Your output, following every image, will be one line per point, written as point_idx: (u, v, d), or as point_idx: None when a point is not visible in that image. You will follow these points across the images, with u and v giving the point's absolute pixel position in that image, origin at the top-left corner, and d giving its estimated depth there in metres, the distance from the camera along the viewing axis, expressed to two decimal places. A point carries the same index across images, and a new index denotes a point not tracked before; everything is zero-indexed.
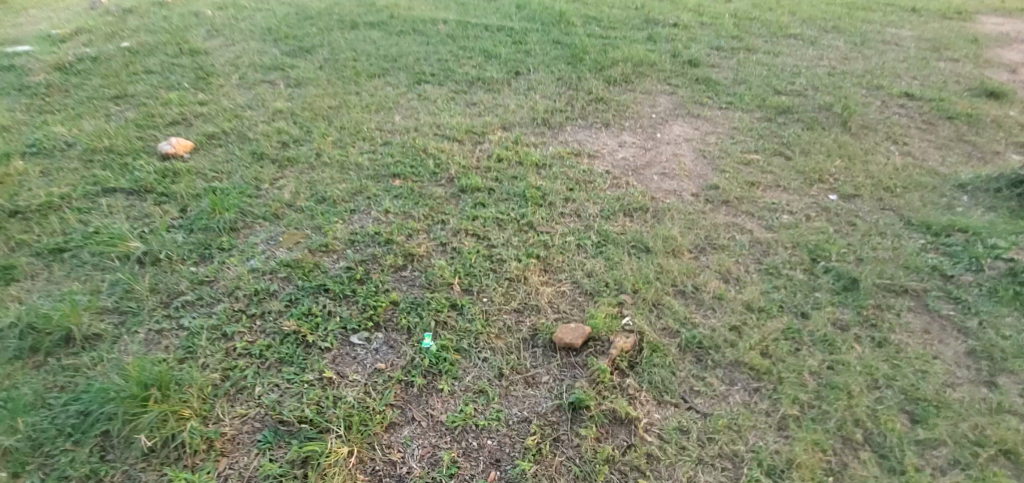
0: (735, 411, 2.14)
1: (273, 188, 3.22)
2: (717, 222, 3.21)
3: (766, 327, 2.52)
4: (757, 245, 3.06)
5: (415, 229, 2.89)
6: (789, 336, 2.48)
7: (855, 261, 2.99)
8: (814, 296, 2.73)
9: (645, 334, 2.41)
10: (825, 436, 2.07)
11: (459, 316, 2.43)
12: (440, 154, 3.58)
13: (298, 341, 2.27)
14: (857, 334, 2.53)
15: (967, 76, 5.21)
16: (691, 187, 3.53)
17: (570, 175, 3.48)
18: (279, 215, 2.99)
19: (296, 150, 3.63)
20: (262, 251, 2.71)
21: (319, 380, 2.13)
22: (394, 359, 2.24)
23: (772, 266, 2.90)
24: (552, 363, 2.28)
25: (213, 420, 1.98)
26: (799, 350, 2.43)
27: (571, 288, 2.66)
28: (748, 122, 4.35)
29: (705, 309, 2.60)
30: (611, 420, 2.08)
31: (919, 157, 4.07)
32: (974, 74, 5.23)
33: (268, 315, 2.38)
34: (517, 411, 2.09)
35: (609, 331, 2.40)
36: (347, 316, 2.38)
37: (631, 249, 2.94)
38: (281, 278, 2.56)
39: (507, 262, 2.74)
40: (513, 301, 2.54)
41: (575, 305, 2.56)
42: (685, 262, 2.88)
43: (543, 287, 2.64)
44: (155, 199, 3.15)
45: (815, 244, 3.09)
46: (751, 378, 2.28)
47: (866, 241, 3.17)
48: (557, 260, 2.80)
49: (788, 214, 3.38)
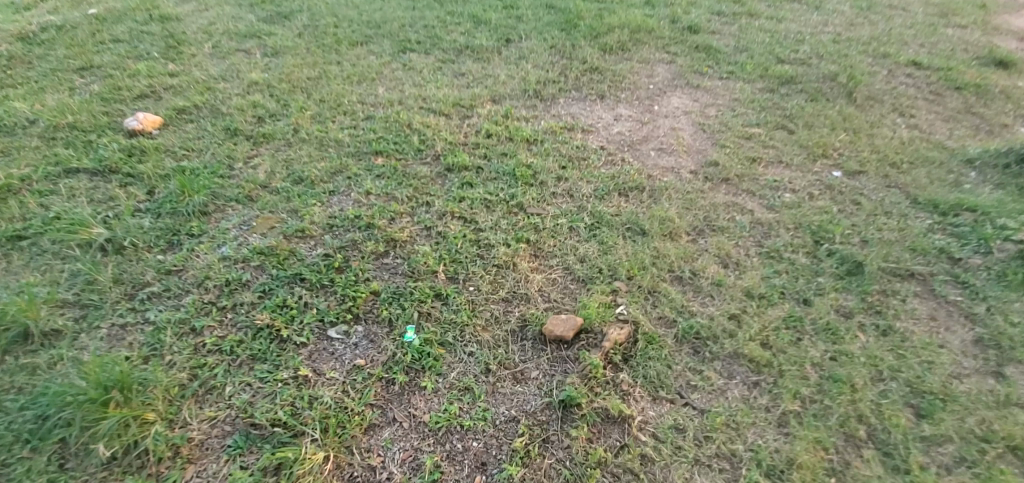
0: (734, 407, 2.04)
1: (247, 168, 3.04)
2: (716, 201, 3.06)
3: (767, 315, 2.40)
4: (757, 226, 2.92)
5: (398, 212, 2.73)
6: (790, 325, 2.37)
7: (860, 243, 2.87)
8: (817, 281, 2.60)
9: (640, 324, 2.29)
10: (827, 434, 1.98)
11: (444, 307, 2.29)
12: (426, 129, 3.38)
13: (271, 336, 2.14)
14: (860, 322, 2.42)
15: (976, 43, 4.99)
16: (689, 163, 3.36)
17: (563, 152, 3.30)
18: (252, 197, 2.81)
19: (272, 125, 3.42)
20: (235, 238, 2.55)
21: (294, 378, 2.01)
22: (374, 355, 2.11)
23: (774, 249, 2.76)
24: (542, 357, 2.16)
25: (180, 424, 1.87)
26: (800, 340, 2.32)
27: (562, 275, 2.52)
28: (750, 94, 4.15)
29: (703, 296, 2.48)
30: (604, 419, 1.97)
31: (926, 130, 3.90)
32: (983, 42, 5.01)
33: (239, 307, 2.24)
34: (505, 410, 1.98)
35: (603, 321, 2.27)
36: (324, 308, 2.25)
37: (626, 232, 2.79)
38: (254, 267, 2.41)
39: (495, 247, 2.59)
40: (501, 290, 2.40)
41: (566, 294, 2.43)
42: (682, 245, 2.74)
43: (533, 274, 2.49)
44: (121, 180, 2.96)
45: (818, 224, 2.96)
46: (751, 371, 2.17)
47: (871, 221, 3.04)
48: (548, 244, 2.65)
49: (791, 192, 3.23)
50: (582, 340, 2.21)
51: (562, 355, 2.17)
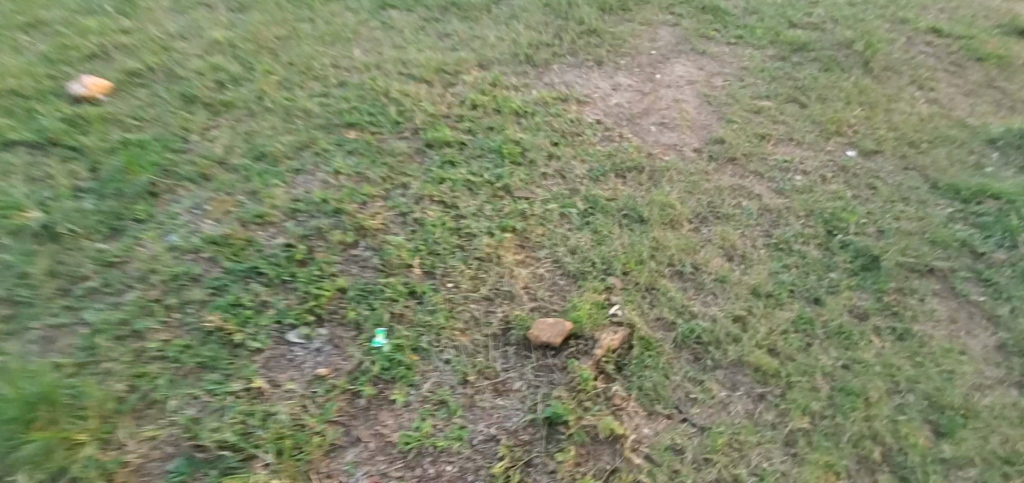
0: (737, 425, 1.85)
1: (203, 142, 2.73)
2: (722, 184, 2.80)
3: (775, 316, 2.19)
4: (766, 213, 2.67)
5: (371, 196, 2.45)
6: (799, 329, 2.16)
7: (875, 234, 2.64)
8: (829, 277, 2.39)
9: (635, 328, 2.07)
10: (840, 455, 1.82)
11: (418, 307, 2.05)
12: (404, 98, 3.05)
13: (222, 340, 1.90)
14: (875, 325, 2.22)
15: (999, 9, 4.65)
16: (693, 140, 3.08)
17: (555, 126, 3.00)
18: (207, 176, 2.53)
19: (233, 91, 3.08)
20: (185, 224, 2.28)
21: (247, 391, 1.78)
22: (339, 363, 1.88)
23: (783, 240, 2.53)
24: (526, 366, 1.94)
25: (115, 445, 1.65)
26: (811, 346, 2.12)
27: (551, 269, 2.27)
28: (759, 62, 3.82)
29: (705, 295, 2.26)
30: (593, 439, 1.78)
31: (945, 106, 3.62)
32: (1006, 8, 4.66)
33: (187, 306, 1.99)
34: (483, 428, 1.78)
35: (594, 325, 2.05)
36: (283, 308, 2.00)
37: (623, 219, 2.54)
38: (206, 259, 2.14)
39: (478, 237, 2.33)
40: (483, 287, 2.16)
41: (555, 292, 2.19)
42: (684, 235, 2.50)
43: (519, 268, 2.25)
44: (61, 154, 2.64)
45: (831, 212, 2.71)
46: (757, 382, 1.98)
47: (887, 208, 2.81)
48: (537, 234, 2.40)
49: (802, 174, 2.97)
50: (572, 347, 1.99)
51: (549, 364, 1.95)
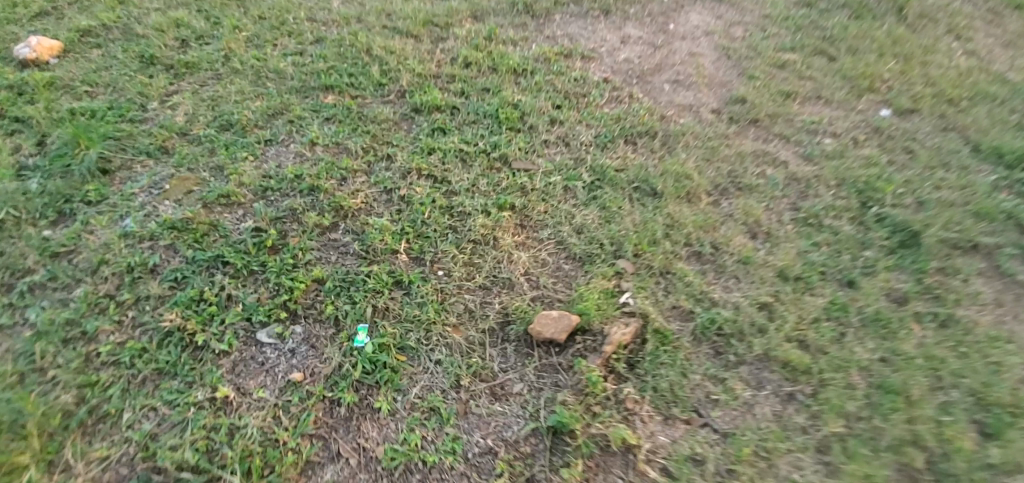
0: (764, 430, 1.65)
1: (163, 109, 2.44)
2: (744, 150, 2.51)
3: (804, 303, 1.96)
4: (793, 183, 2.41)
5: (350, 170, 2.17)
6: (831, 317, 1.94)
7: (914, 205, 2.38)
8: (863, 256, 2.15)
9: (649, 319, 1.85)
10: (877, 463, 1.62)
11: (405, 300, 1.83)
12: (389, 56, 2.72)
13: (183, 342, 1.69)
14: (915, 311, 2.00)
15: None
16: (711, 100, 2.76)
17: (558, 86, 2.69)
18: (167, 148, 2.26)
19: (196, 49, 2.77)
20: (141, 207, 2.04)
21: (211, 401, 1.58)
22: (315, 366, 1.67)
23: (812, 214, 2.27)
24: (527, 366, 1.74)
25: (61, 467, 1.46)
26: (844, 336, 1.90)
27: (555, 252, 2.03)
28: (784, 9, 3.44)
29: (727, 279, 2.02)
30: (603, 450, 1.58)
31: (987, 57, 3.26)
32: None
33: (143, 302, 1.77)
34: (480, 438, 1.58)
35: (603, 318, 1.82)
36: (253, 303, 1.78)
37: (634, 192, 2.27)
38: (165, 247, 1.91)
39: (471, 216, 2.07)
40: (478, 275, 1.92)
41: (560, 278, 1.95)
42: (703, 210, 2.24)
43: (518, 251, 2.00)
44: (5, 126, 2.36)
45: (865, 181, 2.44)
46: (785, 379, 1.77)
47: (926, 176, 2.53)
48: (538, 210, 2.14)
49: (831, 137, 2.67)
50: (578, 344, 1.77)
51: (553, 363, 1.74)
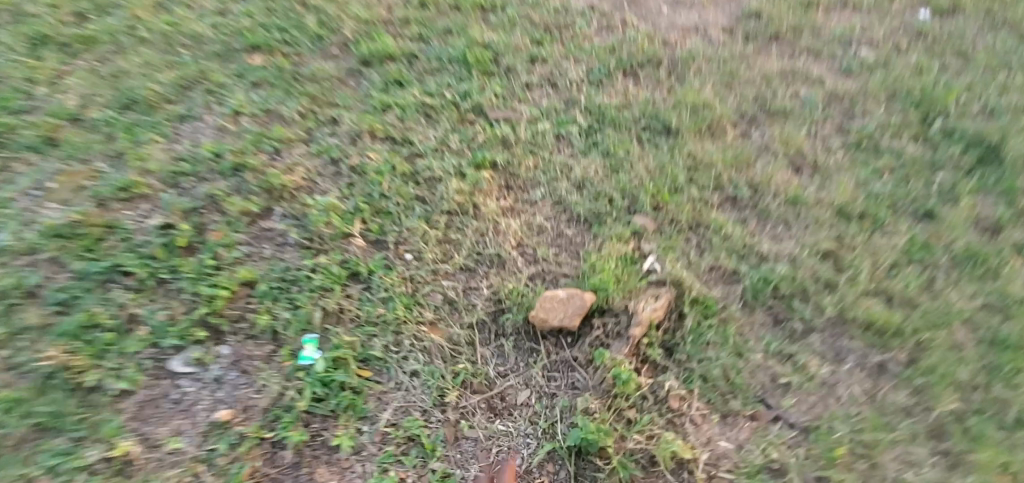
0: (855, 419, 1.25)
1: (53, 93, 1.88)
2: (769, 70, 2.05)
3: (876, 245, 1.54)
4: (834, 102, 1.96)
5: (286, 140, 1.71)
6: (913, 259, 1.52)
7: (983, 114, 1.94)
8: (937, 181, 1.72)
9: (684, 288, 1.42)
10: (1011, 445, 1.22)
11: (366, 296, 1.39)
12: (326, 4, 2.23)
13: (68, 388, 1.22)
14: (1014, 240, 1.58)
15: None
16: (720, 17, 2.28)
17: (535, 18, 2.20)
18: (54, 139, 1.73)
19: (95, 20, 2.17)
20: (18, 215, 1.52)
21: (107, 462, 1.16)
22: (250, 398, 1.24)
23: (864, 136, 1.83)
24: (532, 367, 1.32)
25: None
26: (934, 282, 1.48)
27: (553, 215, 1.59)
28: None
29: (774, 226, 1.60)
30: (645, 471, 1.18)
31: None
32: None
33: (18, 341, 1.26)
34: (478, 473, 1.18)
35: (626, 293, 1.39)
36: (162, 323, 1.32)
37: (643, 132, 1.83)
38: (47, 261, 1.40)
39: (443, 181, 1.62)
40: (458, 254, 1.48)
41: (561, 248, 1.52)
42: (730, 145, 1.80)
43: (506, 219, 1.57)
44: None
45: (921, 90, 1.99)
46: (870, 347, 1.36)
47: (990, 78, 2.08)
48: (526, 166, 1.70)
49: (870, 45, 2.20)
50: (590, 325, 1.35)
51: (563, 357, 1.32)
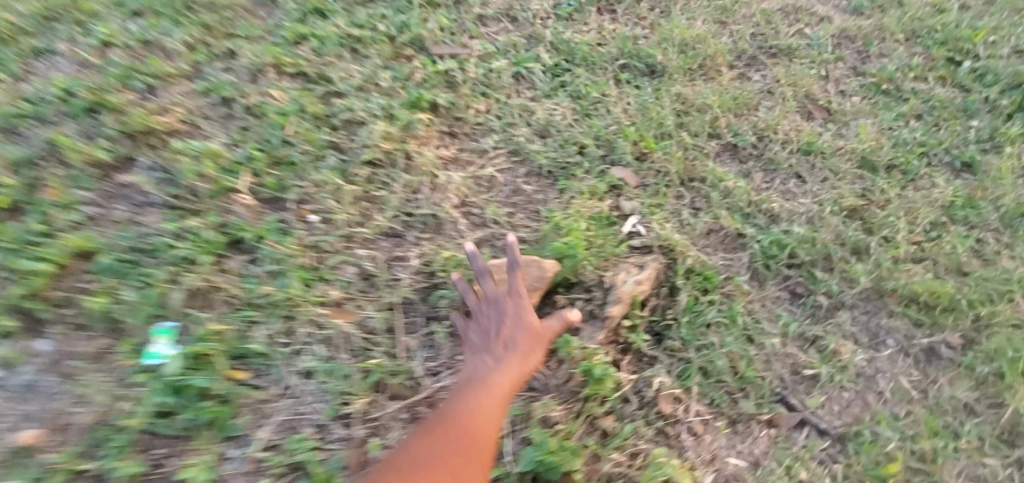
0: (906, 422, 0.94)
1: None
2: (769, 5, 1.73)
3: (911, 201, 1.23)
4: (846, 42, 1.65)
5: (166, 77, 1.33)
6: (955, 219, 1.23)
7: (1016, 56, 1.65)
8: (973, 128, 1.42)
9: (677, 256, 1.09)
10: None
11: (249, 271, 1.02)
12: None
13: None
14: None
15: None
16: None
17: None
18: None
19: None
20: None
21: None
22: (68, 415, 0.86)
23: (884, 79, 1.53)
24: None
25: None
26: (985, 245, 1.18)
27: (508, 167, 1.25)
28: None
29: (783, 181, 1.28)
30: None
31: None
32: None
33: None
34: None
35: (601, 262, 1.05)
36: None
37: (622, 72, 1.49)
38: None
39: (366, 124, 1.25)
40: (380, 215, 1.13)
41: (517, 206, 1.18)
42: (727, 87, 1.47)
43: (447, 172, 1.21)
44: None
45: (945, 29, 1.69)
46: (914, 327, 1.05)
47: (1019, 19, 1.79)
48: (475, 109, 1.35)
49: None
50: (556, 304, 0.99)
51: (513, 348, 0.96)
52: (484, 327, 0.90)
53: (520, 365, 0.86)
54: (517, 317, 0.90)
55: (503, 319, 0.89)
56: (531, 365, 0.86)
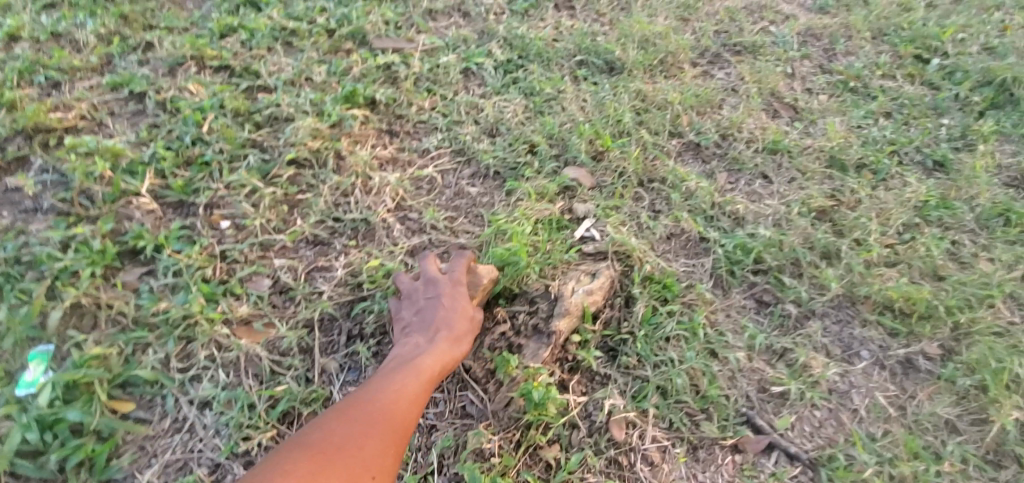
0: (884, 444, 0.85)
1: None
2: (733, 3, 1.67)
3: (882, 202, 1.16)
4: (812, 40, 1.59)
5: (72, 71, 1.20)
6: (929, 220, 1.15)
7: (984, 54, 1.61)
8: (944, 126, 1.37)
9: (634, 262, 0.98)
10: None
11: (145, 285, 0.89)
12: None
13: None
14: None
15: None
16: None
17: None
18: None
19: None
20: None
21: None
22: None
23: (851, 76, 1.47)
24: None
25: None
26: (961, 248, 1.11)
27: (451, 167, 1.14)
28: None
29: (748, 181, 1.20)
30: None
31: None
32: None
33: None
34: None
35: (548, 271, 0.95)
36: None
37: (578, 69, 1.40)
38: None
39: (294, 121, 1.14)
40: (303, 220, 1.01)
41: (460, 211, 1.07)
42: (689, 84, 1.39)
43: (383, 173, 1.10)
44: None
45: (910, 28, 1.65)
46: (890, 337, 0.97)
47: (985, 18, 1.76)
48: (417, 106, 1.24)
49: None
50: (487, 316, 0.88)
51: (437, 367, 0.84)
52: (417, 307, 0.84)
53: (452, 350, 0.79)
54: (452, 297, 0.84)
55: (437, 298, 0.84)
56: (464, 348, 0.80)
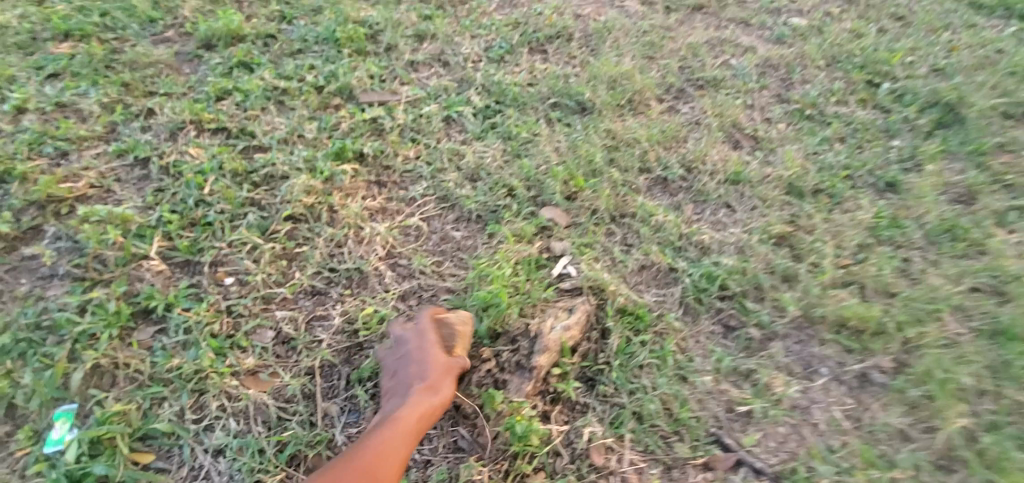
0: (841, 455, 0.93)
1: None
2: (696, 39, 1.78)
3: (837, 225, 1.25)
4: (771, 70, 1.70)
5: (79, 141, 1.29)
6: (881, 239, 1.24)
7: (933, 75, 1.72)
8: (895, 148, 1.46)
9: (608, 296, 1.07)
10: None
11: (158, 343, 0.97)
12: None
13: None
14: (992, 210, 1.33)
15: None
16: None
17: None
18: None
19: None
20: None
21: None
22: None
23: (807, 104, 1.57)
24: None
25: None
26: (911, 264, 1.20)
27: (435, 214, 1.23)
28: None
29: (714, 211, 1.29)
30: None
31: None
32: None
33: None
34: None
35: (528, 310, 1.04)
36: None
37: (553, 112, 1.50)
38: None
39: (289, 178, 1.23)
40: (301, 272, 1.09)
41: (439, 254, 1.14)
42: (656, 121, 1.49)
43: (374, 223, 1.19)
44: None
45: (861, 54, 1.76)
46: (846, 353, 1.05)
47: (933, 40, 1.87)
48: (402, 156, 1.33)
49: (800, 16, 1.97)
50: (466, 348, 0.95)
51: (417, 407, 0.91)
52: (394, 363, 0.93)
53: (425, 400, 0.87)
54: (422, 350, 0.92)
55: (409, 353, 0.92)
56: (436, 397, 0.87)
